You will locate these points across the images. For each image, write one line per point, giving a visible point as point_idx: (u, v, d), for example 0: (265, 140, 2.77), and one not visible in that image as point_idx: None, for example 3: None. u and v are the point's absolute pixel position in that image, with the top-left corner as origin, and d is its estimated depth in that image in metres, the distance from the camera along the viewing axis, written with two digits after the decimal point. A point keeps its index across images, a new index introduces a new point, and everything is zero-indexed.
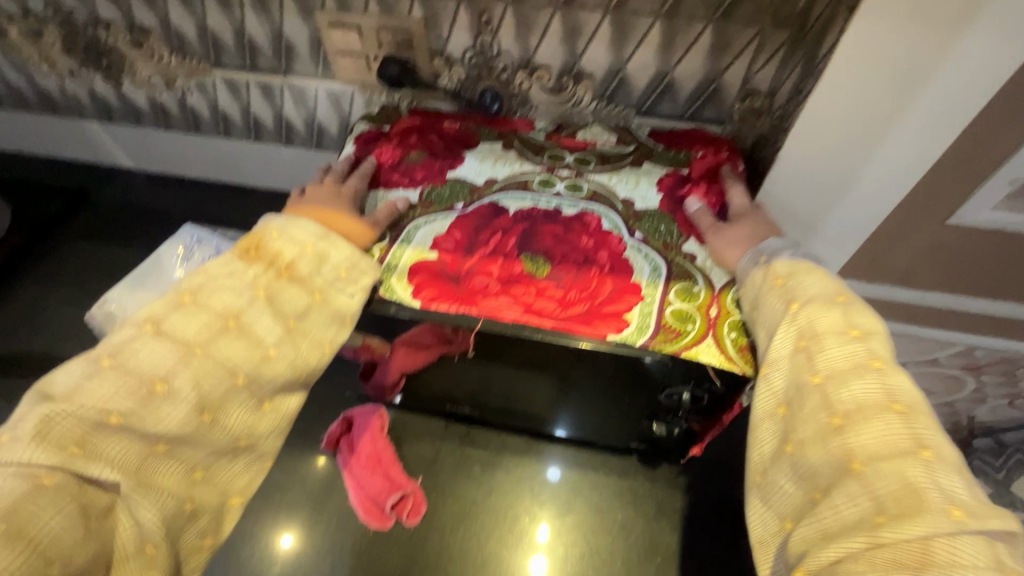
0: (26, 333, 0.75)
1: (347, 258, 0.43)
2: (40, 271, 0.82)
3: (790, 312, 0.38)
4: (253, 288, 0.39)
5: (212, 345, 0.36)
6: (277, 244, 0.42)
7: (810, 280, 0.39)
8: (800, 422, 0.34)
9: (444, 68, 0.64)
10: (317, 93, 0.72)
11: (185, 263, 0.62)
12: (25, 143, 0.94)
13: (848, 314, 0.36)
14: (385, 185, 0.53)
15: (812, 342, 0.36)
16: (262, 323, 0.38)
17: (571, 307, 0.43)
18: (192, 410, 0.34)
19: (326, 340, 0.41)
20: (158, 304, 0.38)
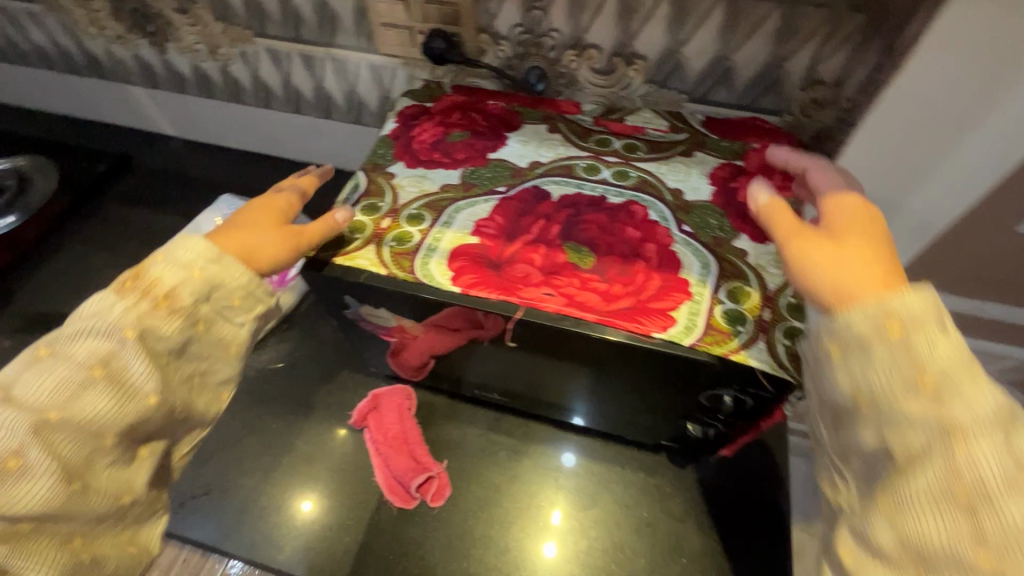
0: (71, 292, 0.77)
1: (242, 285, 0.39)
2: (85, 233, 0.84)
3: (934, 434, 0.27)
4: (120, 328, 0.35)
5: (73, 407, 0.33)
6: (155, 268, 0.37)
7: (950, 369, 0.27)
8: (917, 516, 0.27)
9: (491, 44, 0.62)
10: (359, 66, 0.71)
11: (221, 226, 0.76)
12: (72, 106, 0.96)
13: (977, 375, 0.28)
14: (426, 164, 0.52)
15: (976, 495, 0.25)
16: (137, 367, 0.34)
17: (616, 302, 0.42)
18: (60, 481, 0.32)
19: (197, 371, 0.39)
20: (5, 365, 0.34)
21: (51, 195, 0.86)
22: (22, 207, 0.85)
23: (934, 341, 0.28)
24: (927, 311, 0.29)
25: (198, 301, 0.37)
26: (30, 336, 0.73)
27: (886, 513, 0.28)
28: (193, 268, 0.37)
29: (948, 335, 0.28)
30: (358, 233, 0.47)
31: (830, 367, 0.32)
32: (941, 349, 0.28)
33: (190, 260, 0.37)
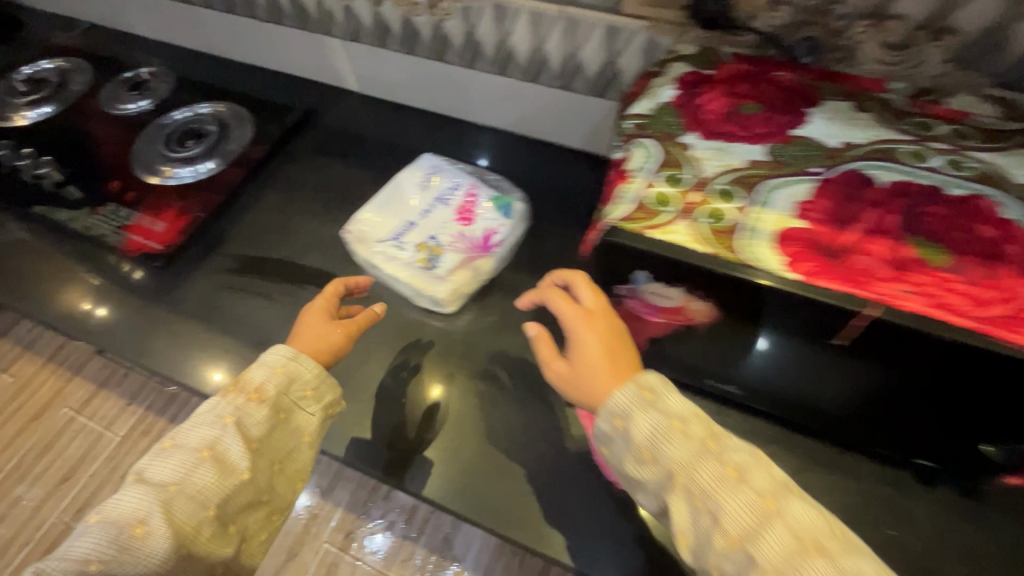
0: (275, 238, 0.80)
1: (315, 379, 0.52)
2: (280, 180, 0.87)
3: (677, 480, 0.40)
4: (221, 417, 0.48)
5: (188, 480, 0.45)
6: (252, 374, 0.51)
7: (660, 435, 0.41)
8: (708, 556, 0.38)
9: (766, 10, 0.57)
10: (593, 28, 0.67)
11: (423, 188, 0.77)
12: (262, 57, 0.98)
13: (670, 417, 0.41)
14: (721, 136, 0.48)
15: (705, 501, 0.39)
16: (234, 448, 0.47)
17: (986, 309, 0.37)
18: (171, 545, 0.43)
19: (281, 457, 0.50)
20: (145, 456, 0.47)
21: (247, 143, 0.89)
22: (221, 152, 0.88)
23: (644, 421, 0.41)
24: (628, 396, 0.42)
25: (277, 391, 0.50)
26: (241, 278, 0.76)
27: (685, 549, 0.39)
28: (276, 366, 0.51)
29: (654, 411, 0.42)
30: (666, 205, 0.44)
31: (611, 455, 0.44)
32: (642, 420, 0.41)
33: (273, 360, 0.51)
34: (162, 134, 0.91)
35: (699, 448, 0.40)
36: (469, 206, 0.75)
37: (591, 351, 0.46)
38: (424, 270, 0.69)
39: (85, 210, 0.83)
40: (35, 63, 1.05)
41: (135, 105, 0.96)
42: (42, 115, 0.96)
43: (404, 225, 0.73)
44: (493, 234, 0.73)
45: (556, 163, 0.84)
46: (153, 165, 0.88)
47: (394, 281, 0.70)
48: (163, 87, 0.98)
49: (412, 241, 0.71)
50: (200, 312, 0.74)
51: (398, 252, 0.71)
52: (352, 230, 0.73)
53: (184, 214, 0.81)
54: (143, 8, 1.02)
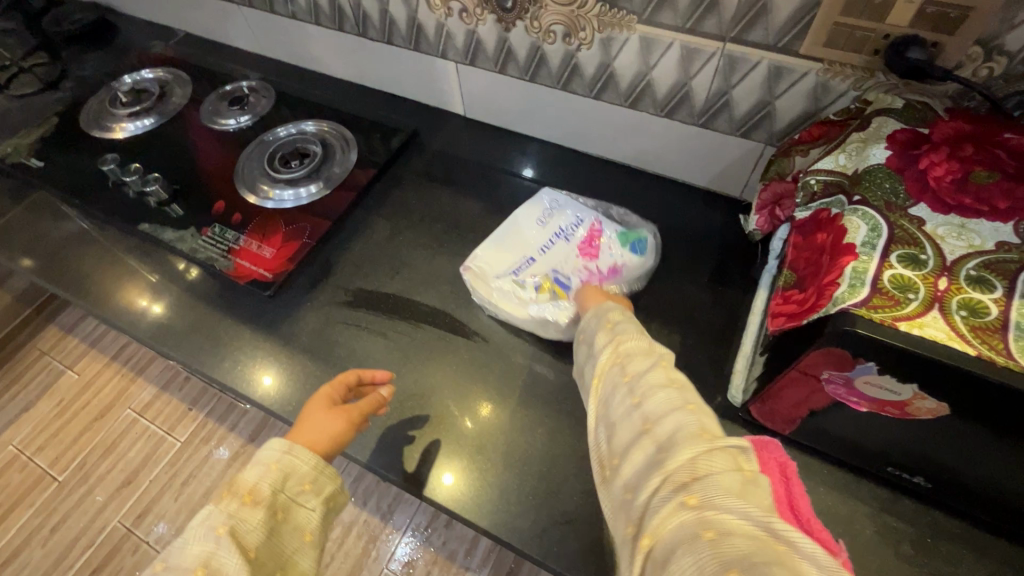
0: (383, 271, 0.76)
1: (311, 471, 0.52)
2: (385, 207, 0.83)
3: (607, 343, 0.53)
4: (215, 528, 0.46)
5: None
6: (248, 475, 0.50)
7: (622, 321, 0.55)
8: (613, 410, 0.47)
9: (978, 60, 0.51)
10: (755, 67, 0.62)
11: (543, 221, 0.75)
12: (364, 75, 0.96)
13: (640, 337, 0.52)
14: (956, 209, 0.42)
15: (621, 357, 0.51)
16: (228, 562, 0.44)
17: None
18: None
19: (282, 565, 0.47)
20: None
21: (353, 166, 0.87)
22: (326, 175, 0.86)
23: (612, 313, 0.57)
24: (615, 315, 0.56)
25: (270, 491, 0.49)
26: (351, 313, 0.73)
27: (590, 390, 0.51)
28: (270, 463, 0.50)
29: (610, 314, 0.57)
30: (911, 292, 0.39)
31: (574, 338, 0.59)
32: (609, 310, 0.57)
33: (267, 459, 0.51)
34: (263, 153, 0.89)
35: (645, 350, 0.50)
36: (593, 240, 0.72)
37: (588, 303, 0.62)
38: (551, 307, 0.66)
39: (191, 231, 0.81)
40: (132, 73, 1.05)
41: (235, 121, 0.94)
42: (143, 128, 0.95)
43: (526, 264, 0.72)
44: (619, 267, 0.70)
45: (677, 201, 0.79)
46: (256, 186, 0.86)
47: (519, 319, 0.68)
48: (262, 102, 0.97)
49: (536, 280, 0.70)
50: (308, 347, 0.71)
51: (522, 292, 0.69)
52: (473, 271, 0.72)
53: (292, 240, 0.78)
54: (244, 21, 1.01)
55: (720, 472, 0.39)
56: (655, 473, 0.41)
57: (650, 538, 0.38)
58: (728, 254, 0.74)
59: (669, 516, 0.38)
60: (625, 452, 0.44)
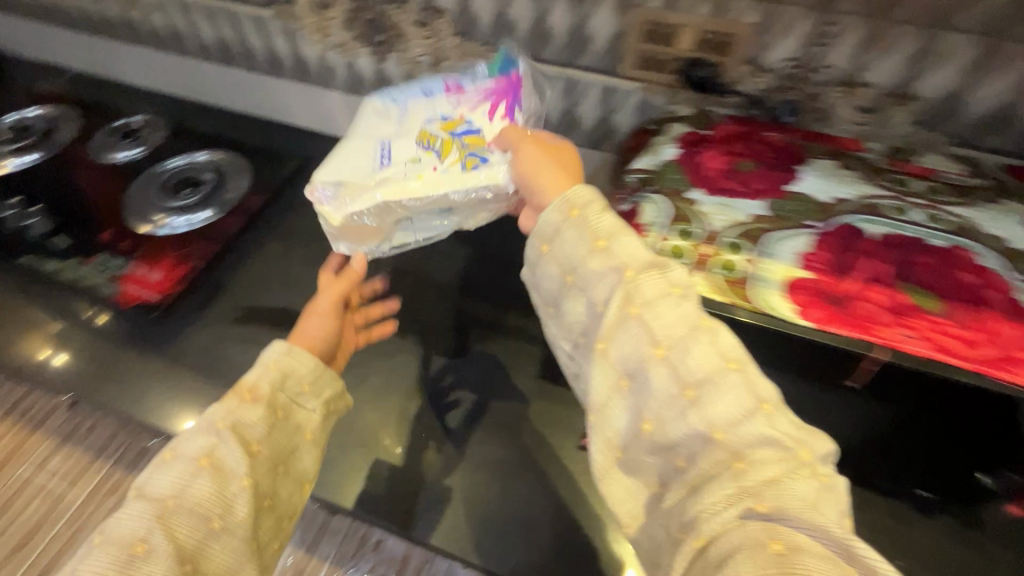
0: (276, 287, 0.80)
1: (311, 373, 0.50)
2: (279, 227, 0.87)
3: (624, 285, 0.39)
4: (217, 419, 0.44)
5: (186, 494, 0.41)
6: (252, 375, 0.48)
7: (616, 229, 0.41)
8: (654, 397, 0.37)
9: (750, 76, 0.62)
10: (590, 87, 0.72)
11: (378, 115, 0.63)
12: (259, 106, 1.00)
13: (660, 267, 0.40)
14: (723, 192, 0.52)
15: (644, 307, 0.38)
16: (231, 453, 0.42)
17: (978, 349, 0.42)
18: (174, 565, 0.38)
19: (284, 458, 0.46)
20: (140, 472, 0.43)
21: (244, 192, 0.89)
22: (219, 201, 0.88)
23: (604, 218, 0.42)
24: (607, 219, 0.42)
25: (273, 389, 0.48)
26: (242, 328, 0.75)
27: (600, 349, 0.39)
28: (270, 362, 0.48)
29: (582, 220, 0.42)
30: (679, 256, 0.48)
31: (543, 260, 0.43)
32: (601, 220, 0.42)
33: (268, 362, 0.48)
34: (155, 183, 0.91)
35: (665, 290, 0.39)
36: (492, 83, 0.61)
37: (530, 168, 0.50)
38: (465, 179, 0.54)
39: (75, 260, 0.81)
40: (18, 111, 1.04)
41: (125, 154, 0.96)
42: (28, 163, 0.94)
43: (405, 150, 0.58)
44: (466, 83, 0.63)
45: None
46: (146, 214, 0.87)
47: (435, 220, 0.60)
48: (156, 135, 0.98)
49: (429, 154, 0.57)
50: (199, 363, 0.72)
51: (412, 178, 0.55)
52: (334, 194, 0.56)
53: (182, 263, 0.80)
54: (137, 59, 1.03)
55: (801, 480, 0.32)
56: (727, 483, 0.33)
57: (707, 540, 0.32)
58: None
59: (733, 526, 0.32)
60: (694, 454, 0.35)
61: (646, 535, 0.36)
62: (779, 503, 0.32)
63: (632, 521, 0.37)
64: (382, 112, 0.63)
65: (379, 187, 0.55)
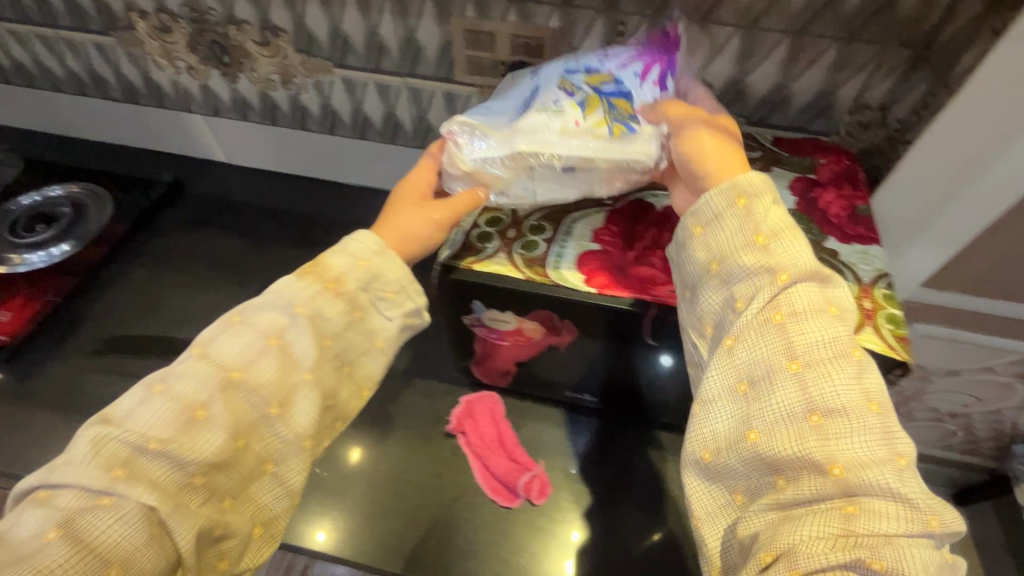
0: (141, 314, 0.78)
1: (398, 280, 0.45)
2: (146, 254, 0.85)
3: (819, 297, 0.38)
4: (295, 305, 0.42)
5: (253, 370, 0.40)
6: (332, 255, 0.44)
7: (782, 234, 0.40)
8: (771, 408, 0.35)
9: None
10: (434, 94, 0.76)
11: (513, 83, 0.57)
12: (122, 135, 0.98)
13: (825, 289, 0.38)
14: None
15: (790, 317, 0.37)
16: (301, 341, 0.41)
17: None
18: (229, 436, 0.38)
19: (350, 360, 0.44)
20: (208, 328, 0.42)
21: (105, 223, 0.86)
22: (77, 234, 0.84)
23: (768, 212, 0.41)
24: (779, 219, 0.40)
25: (354, 287, 0.43)
26: (103, 360, 0.73)
27: (728, 345, 0.38)
28: (362, 257, 0.44)
29: (770, 210, 0.41)
30: (486, 243, 0.52)
31: (693, 242, 0.43)
32: (769, 216, 0.40)
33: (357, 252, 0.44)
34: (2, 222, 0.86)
35: (822, 308, 0.37)
36: (636, 82, 0.52)
37: (710, 150, 0.45)
38: (616, 147, 0.48)
39: None
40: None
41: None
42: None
43: (546, 105, 0.50)
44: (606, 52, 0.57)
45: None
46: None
47: (562, 187, 0.51)
48: (7, 171, 0.93)
49: (578, 123, 0.49)
50: (54, 401, 0.70)
51: (528, 147, 0.48)
52: (478, 142, 0.49)
53: (35, 300, 0.77)
54: None
55: (915, 544, 0.30)
56: (834, 515, 0.31)
57: (800, 570, 0.29)
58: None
59: (825, 553, 0.29)
60: (800, 468, 0.33)
61: (718, 537, 0.36)
62: (898, 563, 0.29)
63: (710, 525, 0.37)
64: (555, 70, 0.55)
65: (519, 135, 0.49)
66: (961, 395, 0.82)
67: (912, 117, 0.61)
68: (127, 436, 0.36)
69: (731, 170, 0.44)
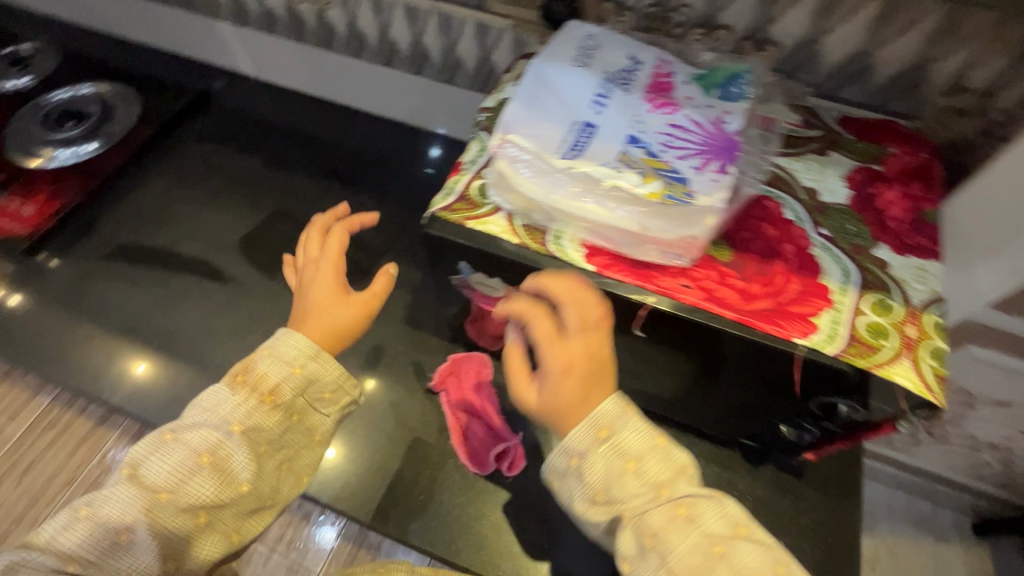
0: (153, 225, 0.78)
1: (333, 382, 0.55)
2: (165, 163, 0.85)
3: (663, 503, 0.39)
4: (229, 423, 0.50)
5: (183, 487, 0.48)
6: (261, 365, 0.52)
7: (615, 466, 0.39)
8: None
9: (613, 14, 0.59)
10: (465, 24, 0.69)
11: (577, 59, 0.47)
12: (154, 38, 0.95)
13: (667, 495, 0.39)
14: None
15: (657, 542, 0.38)
16: (234, 455, 0.50)
17: (754, 302, 0.41)
18: (157, 552, 0.47)
19: (287, 457, 0.54)
20: (140, 448, 0.50)
21: (132, 126, 0.86)
22: (105, 133, 0.84)
23: (601, 460, 0.40)
24: (606, 460, 0.40)
25: (292, 397, 0.53)
26: (114, 266, 0.75)
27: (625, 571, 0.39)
28: (295, 367, 0.52)
29: (610, 447, 0.40)
30: (486, 196, 0.46)
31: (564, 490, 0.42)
32: (602, 461, 0.40)
33: (292, 362, 0.52)
34: (37, 118, 0.87)
35: (671, 515, 0.38)
36: (708, 124, 0.44)
37: (569, 410, 0.40)
38: (663, 215, 0.40)
39: None
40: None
41: (9, 85, 0.90)
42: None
43: (600, 121, 0.44)
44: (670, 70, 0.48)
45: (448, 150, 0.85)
46: (30, 145, 0.84)
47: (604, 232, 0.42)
48: (46, 62, 0.94)
49: (626, 156, 0.42)
50: (68, 300, 0.72)
51: (570, 172, 0.42)
52: (516, 145, 0.43)
53: (58, 196, 0.78)
54: None
55: None
56: None
57: None
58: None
59: None
60: None
61: None
62: None
63: None
64: (620, 61, 0.48)
65: (568, 178, 0.42)
66: (1006, 430, 0.74)
67: (1020, 108, 0.51)
68: (47, 559, 0.45)
69: (593, 390, 0.41)
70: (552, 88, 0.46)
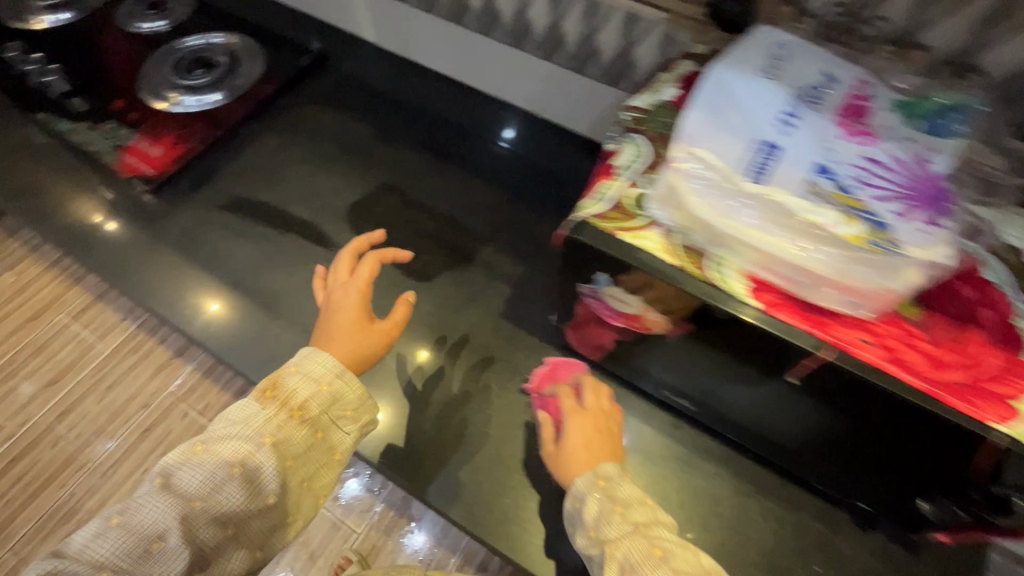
0: (267, 183, 0.79)
1: (356, 402, 0.54)
2: (281, 122, 0.86)
3: (643, 541, 0.43)
4: (260, 436, 0.48)
5: (213, 498, 0.46)
6: (290, 380, 0.51)
7: (602, 508, 0.46)
8: None
9: (791, 19, 0.53)
10: (614, 13, 0.65)
11: (765, 69, 0.43)
12: None
13: (649, 535, 0.43)
14: None
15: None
16: (267, 470, 0.48)
17: (945, 372, 0.37)
18: (183, 568, 0.44)
19: (310, 476, 0.52)
20: (171, 457, 0.47)
21: (254, 81, 0.87)
22: (229, 85, 0.86)
23: (593, 504, 0.47)
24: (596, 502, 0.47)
25: (319, 411, 0.51)
26: (228, 218, 0.76)
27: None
28: (323, 385, 0.52)
29: (603, 493, 0.47)
30: (644, 208, 0.42)
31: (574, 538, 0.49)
32: (594, 502, 0.47)
33: (320, 378, 0.51)
34: (168, 62, 0.90)
35: (649, 552, 0.42)
36: (917, 160, 0.39)
37: (579, 458, 0.52)
38: (864, 262, 0.36)
39: (87, 124, 0.84)
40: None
41: (146, 27, 0.95)
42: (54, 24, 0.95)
43: (792, 144, 0.39)
44: (867, 91, 0.43)
45: (522, 132, 0.84)
46: (159, 88, 0.87)
47: (783, 272, 0.38)
48: (181, 9, 0.97)
49: (824, 188, 0.38)
50: (183, 247, 0.74)
51: (764, 201, 0.38)
52: (699, 164, 0.39)
53: (182, 142, 0.81)
54: None
55: None
56: None
57: None
58: (559, 179, 0.81)
59: None
60: None
61: None
62: None
63: None
64: (813, 77, 0.43)
65: (754, 206, 0.38)
66: None
67: None
68: (77, 570, 0.43)
69: (600, 454, 0.52)
70: (736, 101, 0.41)
